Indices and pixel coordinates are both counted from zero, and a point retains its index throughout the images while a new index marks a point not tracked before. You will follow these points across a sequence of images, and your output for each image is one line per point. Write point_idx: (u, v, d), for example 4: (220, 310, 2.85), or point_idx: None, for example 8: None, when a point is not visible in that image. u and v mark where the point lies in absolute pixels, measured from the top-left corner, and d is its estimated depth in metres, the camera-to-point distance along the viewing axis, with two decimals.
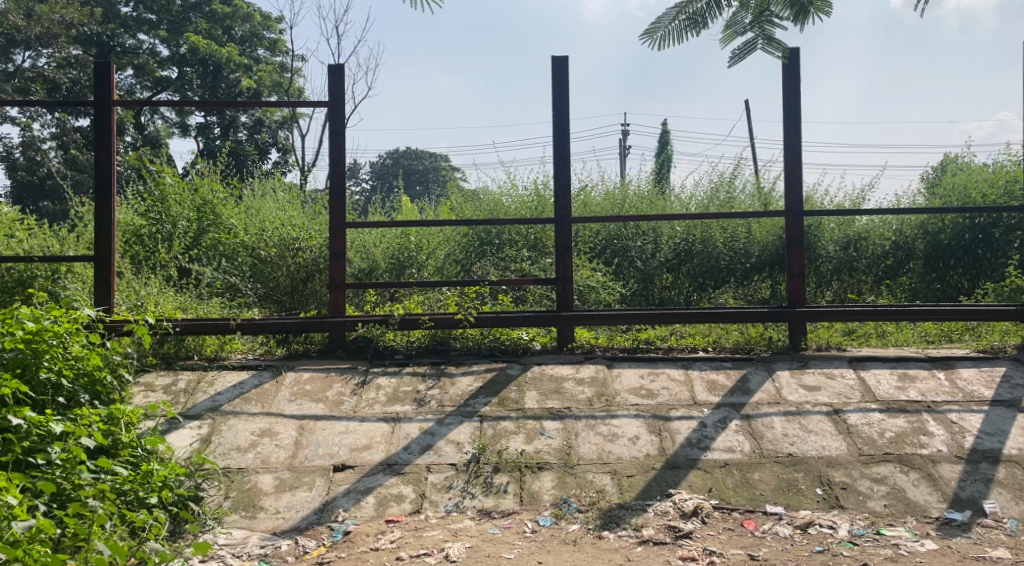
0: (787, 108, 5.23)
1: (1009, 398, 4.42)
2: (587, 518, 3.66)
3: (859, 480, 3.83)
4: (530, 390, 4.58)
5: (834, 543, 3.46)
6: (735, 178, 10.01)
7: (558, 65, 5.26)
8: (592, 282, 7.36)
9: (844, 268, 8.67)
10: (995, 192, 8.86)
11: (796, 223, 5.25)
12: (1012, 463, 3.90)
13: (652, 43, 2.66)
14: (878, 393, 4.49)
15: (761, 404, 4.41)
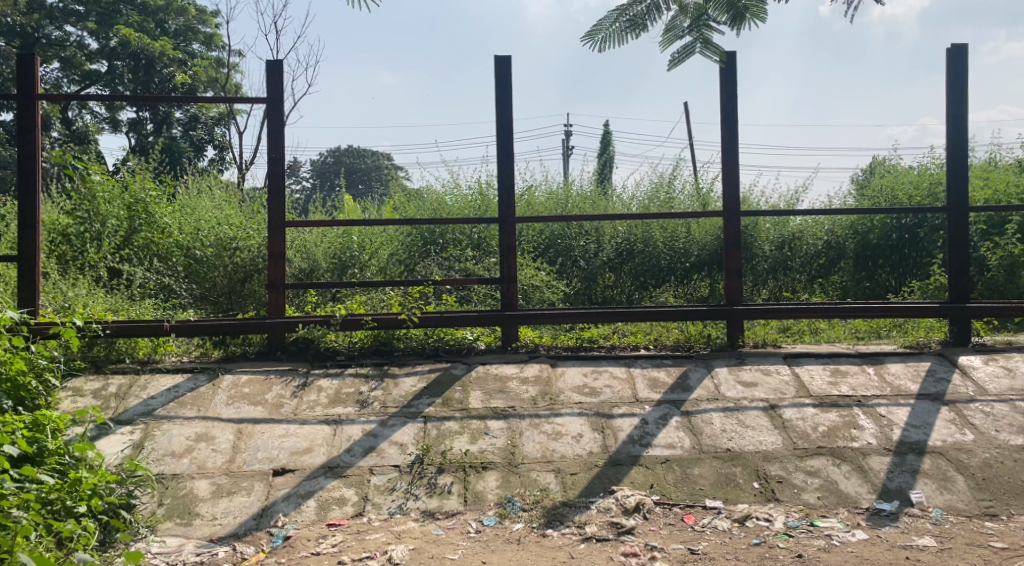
0: (724, 110, 5.34)
1: (933, 392, 4.60)
2: (531, 517, 3.67)
3: (794, 474, 3.93)
4: (474, 390, 4.57)
5: (770, 535, 3.55)
6: (675, 179, 10.21)
7: (501, 66, 5.27)
8: (536, 282, 7.45)
9: (779, 266, 8.93)
10: (920, 193, 9.25)
11: (733, 223, 5.36)
12: (936, 454, 4.05)
13: (594, 45, 2.69)
14: (812, 388, 4.62)
15: (700, 400, 4.49)
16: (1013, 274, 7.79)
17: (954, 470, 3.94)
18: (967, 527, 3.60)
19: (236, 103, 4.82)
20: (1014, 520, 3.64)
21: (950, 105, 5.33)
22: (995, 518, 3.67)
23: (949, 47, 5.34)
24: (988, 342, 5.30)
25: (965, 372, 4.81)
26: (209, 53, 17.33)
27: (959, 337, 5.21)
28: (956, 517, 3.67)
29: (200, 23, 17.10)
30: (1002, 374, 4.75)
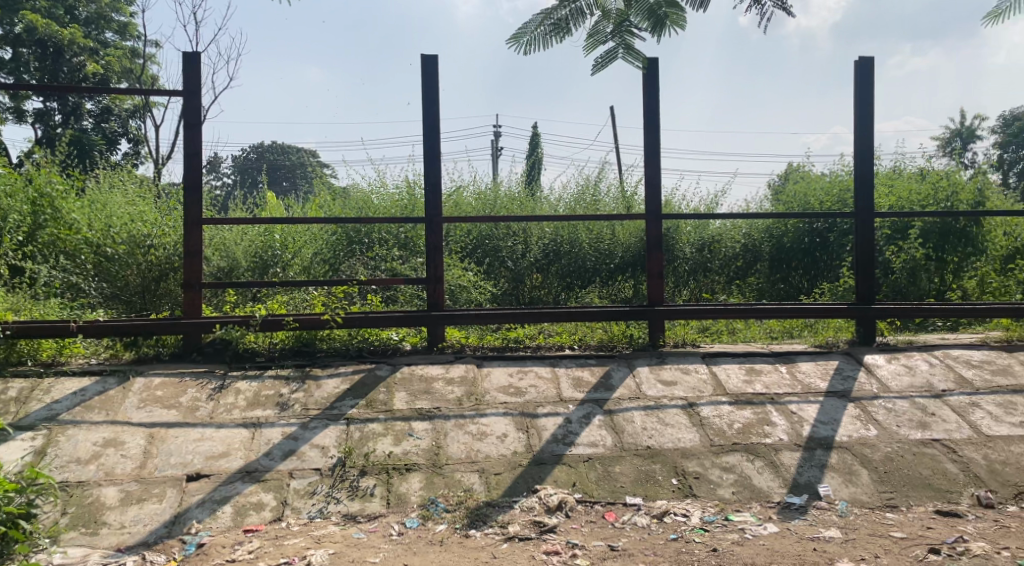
0: (647, 115, 5.45)
1: (840, 389, 4.80)
2: (454, 518, 3.66)
3: (710, 470, 4.04)
4: (398, 392, 4.52)
5: (687, 530, 3.63)
6: (600, 182, 10.36)
7: (427, 65, 5.24)
8: (463, 282, 7.44)
9: (699, 268, 9.20)
10: (830, 199, 9.65)
11: (655, 226, 5.47)
12: (843, 448, 4.23)
13: (518, 48, 2.69)
14: (728, 386, 4.75)
15: (622, 399, 4.57)
16: (915, 276, 8.53)
17: (859, 464, 4.12)
18: (870, 518, 3.77)
19: (151, 96, 4.65)
20: (912, 511, 3.84)
21: (859, 116, 5.57)
22: (895, 509, 3.85)
23: (856, 60, 5.58)
24: (890, 341, 5.57)
25: (870, 370, 5.03)
26: (123, 43, 16.66)
27: (864, 337, 5.44)
28: (860, 508, 3.84)
29: (113, 11, 16.42)
30: (903, 372, 4.99)
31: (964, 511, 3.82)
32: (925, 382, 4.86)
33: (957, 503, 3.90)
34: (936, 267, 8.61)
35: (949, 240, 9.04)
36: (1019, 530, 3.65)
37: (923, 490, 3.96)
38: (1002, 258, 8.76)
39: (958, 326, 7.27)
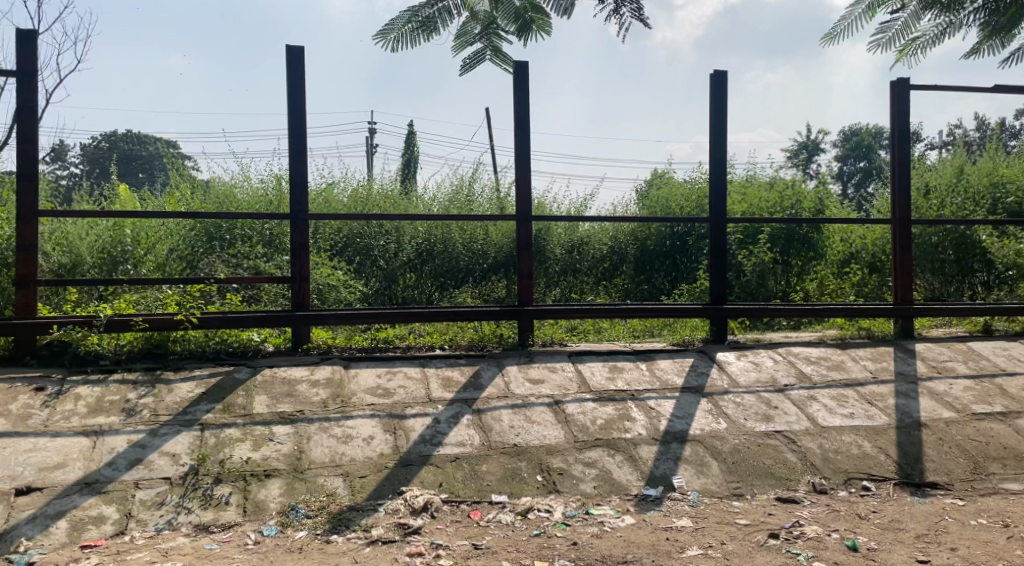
0: (518, 117, 5.51)
1: (694, 384, 5.04)
2: (315, 524, 3.55)
3: (573, 465, 4.12)
4: (258, 395, 4.34)
5: (550, 526, 3.69)
6: (474, 183, 10.40)
7: (293, 56, 5.06)
8: (332, 282, 7.26)
9: (569, 270, 9.42)
10: (689, 204, 10.14)
11: (525, 227, 5.53)
12: (697, 441, 4.43)
13: (385, 43, 2.54)
14: (592, 384, 4.88)
15: (490, 399, 4.59)
16: (763, 278, 9.15)
17: (711, 455, 4.33)
18: (719, 507, 3.97)
19: None
20: (756, 499, 4.07)
21: (715, 126, 5.87)
22: (741, 497, 4.08)
23: (713, 73, 5.88)
24: (740, 339, 5.91)
25: (722, 366, 5.31)
26: None
27: (716, 335, 5.73)
28: (710, 498, 4.03)
29: None
30: (751, 367, 5.30)
31: (802, 496, 4.10)
32: (770, 377, 5.18)
33: (795, 490, 4.17)
34: (782, 271, 9.28)
35: (794, 246, 9.70)
36: (848, 513, 3.95)
37: (766, 478, 4.21)
38: (839, 262, 9.50)
39: (800, 324, 7.84)
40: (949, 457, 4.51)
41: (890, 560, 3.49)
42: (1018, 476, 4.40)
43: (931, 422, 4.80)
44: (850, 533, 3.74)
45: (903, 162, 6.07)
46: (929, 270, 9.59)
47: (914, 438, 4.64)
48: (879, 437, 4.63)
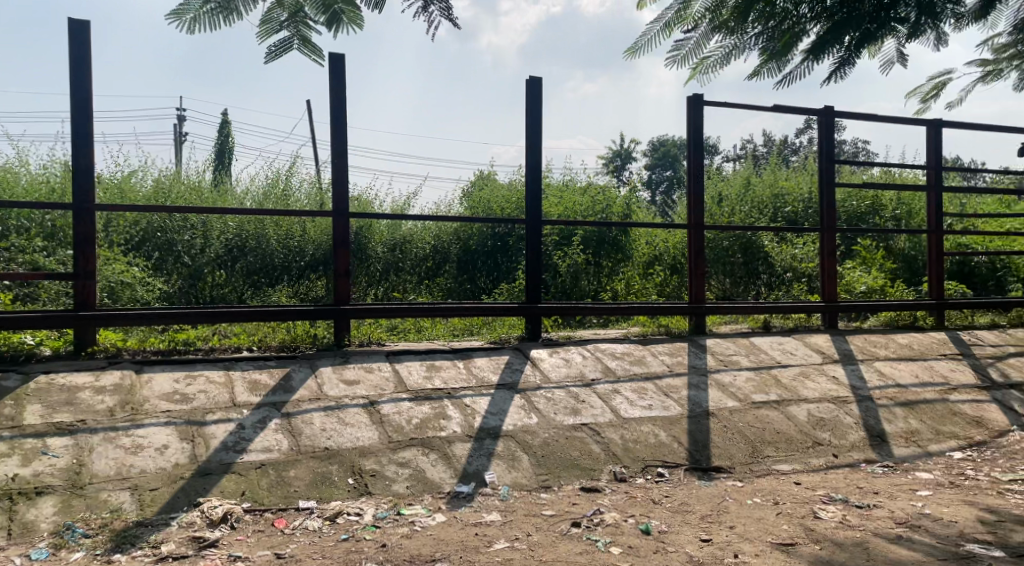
0: (334, 110, 5.32)
1: (509, 381, 5.12)
2: (95, 543, 3.22)
3: (386, 466, 4.05)
4: (32, 405, 3.89)
5: (358, 529, 3.58)
6: (291, 177, 10.05)
7: (76, 30, 4.57)
8: (126, 279, 6.67)
9: (390, 268, 9.55)
10: (511, 205, 10.34)
11: (342, 223, 5.36)
12: (509, 437, 4.50)
13: (178, 25, 2.32)
14: (408, 383, 4.82)
15: (301, 401, 4.40)
16: (577, 278, 9.56)
17: (522, 450, 4.42)
18: (528, 500, 4.06)
19: None
20: (563, 490, 4.20)
21: (531, 130, 6.01)
22: (548, 489, 4.19)
23: (529, 78, 6.01)
24: (553, 337, 6.08)
25: (535, 363, 5.44)
26: None
27: (531, 333, 5.85)
28: (519, 492, 4.11)
29: None
30: (561, 364, 5.47)
31: (604, 485, 4.29)
32: (579, 373, 5.37)
33: (598, 479, 4.36)
34: (594, 270, 9.68)
35: (605, 247, 10.17)
36: (644, 499, 4.18)
37: (573, 470, 4.36)
38: (643, 263, 10.11)
39: (608, 321, 8.24)
40: (731, 442, 4.90)
41: (678, 541, 3.71)
42: (787, 457, 4.88)
43: (717, 410, 5.20)
44: (644, 517, 3.95)
45: (697, 173, 6.53)
46: (719, 272, 10.29)
47: (704, 426, 5.00)
48: (673, 426, 4.95)
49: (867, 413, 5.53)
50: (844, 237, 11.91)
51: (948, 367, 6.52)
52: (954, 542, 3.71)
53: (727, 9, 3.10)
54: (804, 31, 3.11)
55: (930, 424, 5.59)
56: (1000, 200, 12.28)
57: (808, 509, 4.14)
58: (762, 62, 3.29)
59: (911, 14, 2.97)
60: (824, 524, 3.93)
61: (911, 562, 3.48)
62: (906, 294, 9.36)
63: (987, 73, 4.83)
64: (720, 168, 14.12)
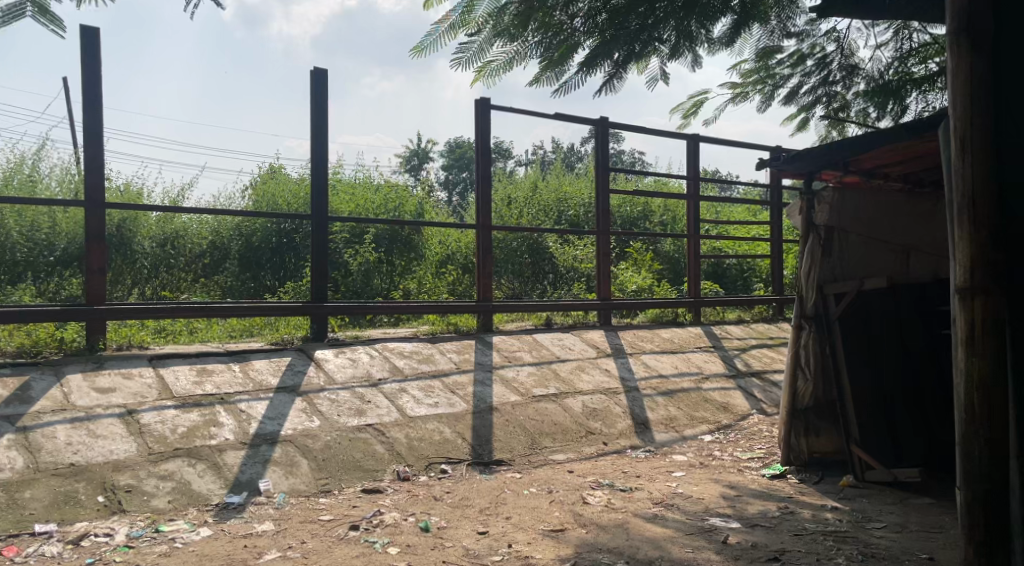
0: (85, 87, 4.77)
1: (291, 384, 4.86)
2: None
3: (145, 480, 3.75)
4: None
5: (108, 551, 3.27)
6: (39, 162, 9.04)
7: None
8: None
9: (162, 263, 9.24)
10: (297, 201, 10.23)
11: (96, 216, 4.88)
12: (287, 442, 4.33)
13: None
14: (175, 389, 4.46)
15: (43, 413, 3.95)
16: (368, 277, 9.44)
17: (300, 455, 4.27)
18: (304, 506, 3.93)
19: None
20: (342, 493, 4.12)
21: (314, 124, 5.78)
22: (327, 493, 4.10)
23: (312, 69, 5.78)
24: (340, 337, 5.84)
25: (320, 364, 5.19)
26: None
27: (316, 333, 5.59)
28: (295, 498, 3.98)
29: None
30: (347, 364, 5.28)
31: (385, 486, 4.26)
32: (365, 372, 5.23)
33: (380, 480, 4.32)
34: (384, 270, 9.59)
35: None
36: (425, 497, 4.19)
37: (354, 472, 4.29)
38: (435, 262, 10.16)
39: (398, 321, 8.27)
40: (512, 436, 5.07)
41: (456, 535, 3.73)
42: (562, 447, 5.15)
43: (501, 405, 5.33)
44: (424, 515, 3.95)
45: (485, 176, 6.67)
46: (509, 271, 10.53)
47: (487, 422, 5.11)
48: (458, 422, 5.01)
49: (634, 403, 5.95)
50: (618, 240, 12.76)
51: (703, 358, 7.19)
52: (700, 517, 4.08)
53: (508, 16, 3.05)
54: (579, 45, 3.23)
55: (686, 410, 6.14)
56: (748, 209, 13.78)
57: (578, 495, 4.37)
58: (541, 68, 3.31)
59: (672, 36, 3.27)
60: (592, 509, 4.16)
61: (663, 537, 3.76)
62: (671, 293, 10.23)
63: (737, 96, 5.15)
64: (508, 172, 14.59)
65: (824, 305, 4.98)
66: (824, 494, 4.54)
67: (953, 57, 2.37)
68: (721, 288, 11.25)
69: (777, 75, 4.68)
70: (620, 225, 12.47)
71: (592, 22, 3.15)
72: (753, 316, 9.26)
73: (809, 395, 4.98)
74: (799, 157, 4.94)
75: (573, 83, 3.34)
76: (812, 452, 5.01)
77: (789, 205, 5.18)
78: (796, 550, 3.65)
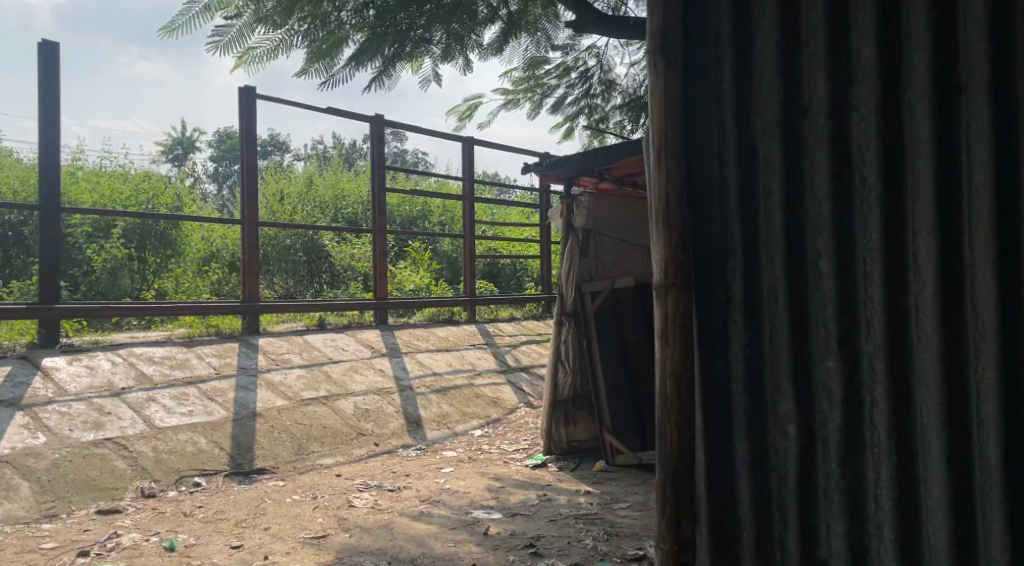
0: None
1: (10, 398, 4.23)
2: None
3: None
4: None
5: None
6: None
7: None
8: None
9: None
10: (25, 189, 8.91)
11: None
12: (3, 463, 3.78)
13: None
14: None
15: None
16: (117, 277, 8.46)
17: (19, 477, 3.75)
18: (20, 534, 3.45)
19: None
20: (71, 517, 3.68)
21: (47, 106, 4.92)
22: (53, 518, 3.63)
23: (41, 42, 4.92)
24: (76, 343, 5.16)
25: (48, 374, 4.56)
26: None
27: (44, 340, 4.89)
28: (11, 526, 3.49)
29: None
30: (84, 373, 4.69)
31: (125, 505, 3.86)
32: (103, 380, 4.69)
33: (120, 499, 3.91)
34: (137, 267, 8.73)
35: (150, 240, 9.20)
36: (172, 513, 3.85)
37: (87, 492, 3.85)
38: (197, 261, 9.44)
39: (151, 324, 7.62)
40: (275, 442, 4.82)
41: (205, 552, 3.43)
42: (330, 451, 4.99)
43: (265, 411, 5.04)
44: (169, 533, 3.60)
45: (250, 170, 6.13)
46: (283, 270, 10.03)
47: (249, 429, 4.81)
48: (214, 431, 4.67)
49: (406, 402, 5.90)
50: (396, 240, 12.67)
51: (476, 355, 7.31)
52: (465, 511, 4.10)
53: (271, 3, 2.89)
54: (347, 38, 3.16)
55: (457, 407, 6.20)
56: (522, 212, 14.26)
57: (344, 499, 4.23)
58: (307, 59, 3.17)
59: (440, 37, 3.24)
60: (357, 512, 4.03)
61: (427, 534, 3.73)
62: (447, 292, 10.32)
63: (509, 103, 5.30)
64: (280, 168, 13.96)
65: (580, 304, 5.20)
66: (579, 480, 4.77)
67: (652, 73, 2.28)
68: (496, 287, 11.56)
69: (546, 85, 4.86)
70: (398, 224, 12.37)
71: (360, 18, 3.10)
72: (523, 314, 9.46)
73: (568, 388, 5.28)
74: (562, 161, 5.14)
75: (343, 78, 3.25)
76: (572, 442, 5.29)
77: (552, 210, 5.42)
78: (551, 535, 3.75)
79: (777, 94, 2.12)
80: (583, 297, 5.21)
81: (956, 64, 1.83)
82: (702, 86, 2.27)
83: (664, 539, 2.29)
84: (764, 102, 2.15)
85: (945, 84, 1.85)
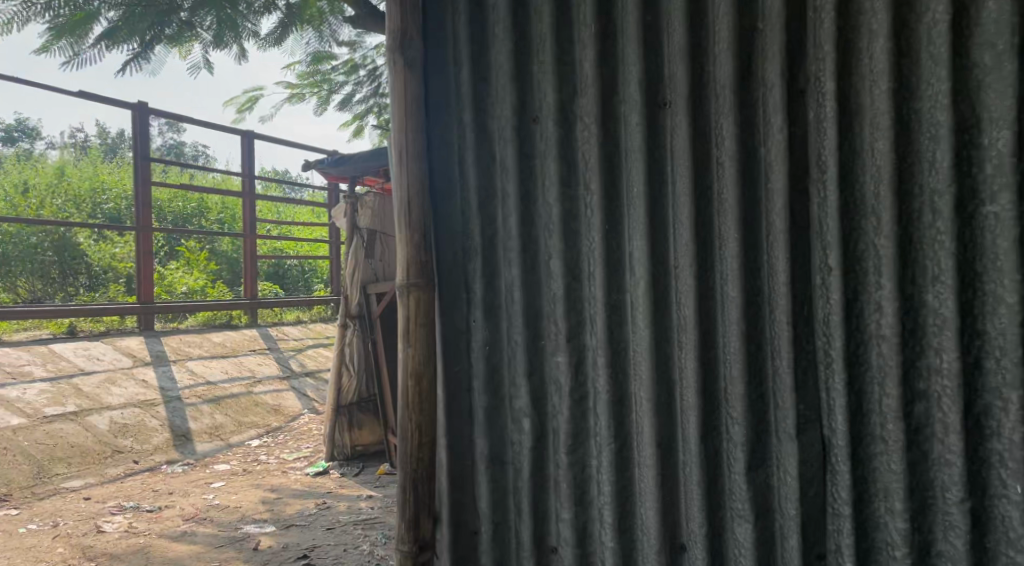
0: None
1: None
2: None
3: None
4: None
5: None
6: None
7: None
8: None
9: None
10: None
11: None
12: None
13: None
14: None
15: None
16: None
17: None
18: None
19: None
20: None
21: None
22: None
23: None
24: None
25: None
26: None
27: None
28: None
29: None
30: None
31: None
32: None
33: None
34: None
35: None
36: None
37: None
38: None
39: None
40: (8, 466, 4.25)
41: None
42: (79, 472, 4.48)
43: None
44: None
45: None
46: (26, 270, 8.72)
47: None
48: None
49: (172, 414, 5.41)
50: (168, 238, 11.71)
51: (256, 362, 6.89)
52: (234, 526, 3.83)
53: None
54: (98, 14, 2.78)
55: (233, 416, 5.79)
56: (311, 211, 13.76)
57: (92, 525, 3.80)
58: (49, 34, 2.84)
59: (212, 24, 2.89)
60: (106, 537, 3.64)
61: (188, 555, 3.44)
62: (226, 295, 9.69)
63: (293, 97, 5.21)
64: (27, 155, 12.40)
65: (366, 306, 5.10)
66: (361, 484, 4.62)
67: (393, 71, 2.17)
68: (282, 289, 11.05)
69: (331, 81, 4.80)
70: (170, 221, 11.44)
71: None
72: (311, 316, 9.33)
73: (352, 391, 5.13)
74: (345, 157, 5.05)
75: (90, 59, 2.93)
76: (355, 446, 5.15)
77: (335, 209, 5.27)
78: (327, 544, 3.58)
79: (510, 95, 2.11)
80: (369, 300, 5.16)
81: (661, 78, 1.94)
82: (441, 82, 2.20)
83: (403, 543, 2.21)
84: (500, 105, 2.13)
85: (654, 97, 1.95)
